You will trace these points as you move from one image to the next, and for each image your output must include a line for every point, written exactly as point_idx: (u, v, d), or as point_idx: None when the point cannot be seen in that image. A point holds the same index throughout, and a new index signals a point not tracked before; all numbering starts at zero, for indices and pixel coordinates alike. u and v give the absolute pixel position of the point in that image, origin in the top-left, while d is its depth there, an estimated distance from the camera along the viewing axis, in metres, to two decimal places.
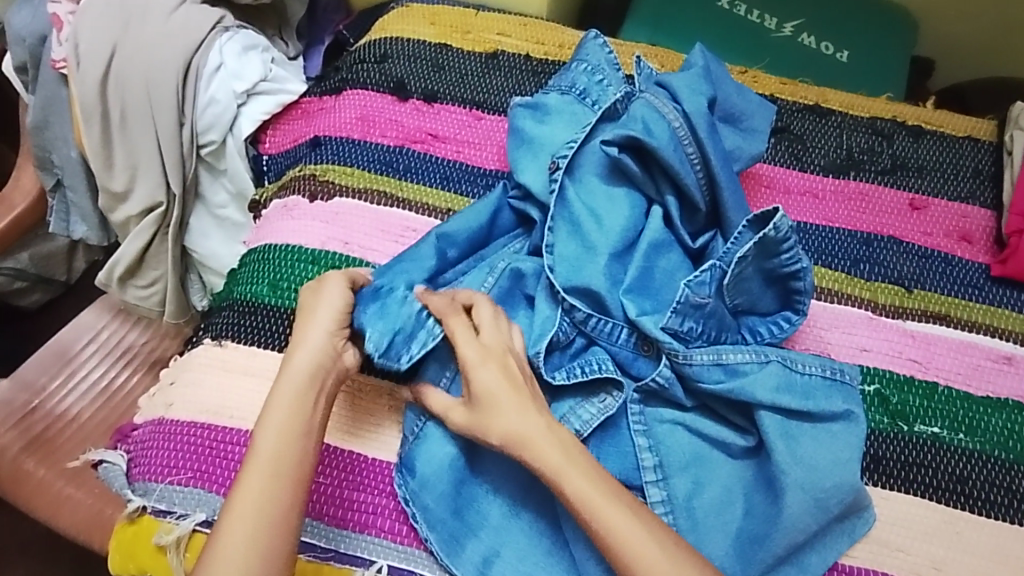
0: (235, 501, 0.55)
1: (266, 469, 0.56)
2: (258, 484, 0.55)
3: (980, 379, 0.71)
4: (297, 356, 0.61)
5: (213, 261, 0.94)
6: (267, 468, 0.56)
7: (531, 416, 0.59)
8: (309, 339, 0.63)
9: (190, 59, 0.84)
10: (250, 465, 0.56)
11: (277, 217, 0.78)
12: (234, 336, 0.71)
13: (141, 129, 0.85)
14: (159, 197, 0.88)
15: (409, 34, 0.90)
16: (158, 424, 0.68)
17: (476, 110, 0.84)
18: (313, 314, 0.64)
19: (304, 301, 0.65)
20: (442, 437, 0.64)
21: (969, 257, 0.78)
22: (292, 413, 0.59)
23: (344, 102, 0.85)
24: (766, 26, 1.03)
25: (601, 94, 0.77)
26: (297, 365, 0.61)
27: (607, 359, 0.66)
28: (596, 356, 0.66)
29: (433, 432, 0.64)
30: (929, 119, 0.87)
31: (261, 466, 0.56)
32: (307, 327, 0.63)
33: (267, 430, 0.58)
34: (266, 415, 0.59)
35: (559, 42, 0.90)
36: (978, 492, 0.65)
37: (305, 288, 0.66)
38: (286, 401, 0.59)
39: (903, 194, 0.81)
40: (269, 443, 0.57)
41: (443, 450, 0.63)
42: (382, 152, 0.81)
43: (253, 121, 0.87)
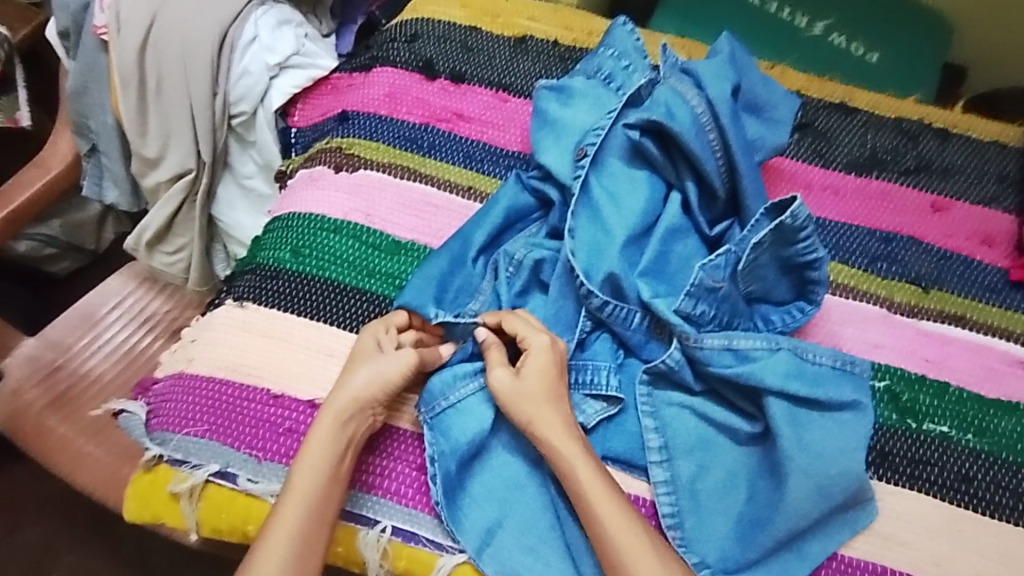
0: (274, 524, 0.58)
1: (303, 498, 0.59)
2: (295, 513, 0.59)
3: (993, 381, 0.70)
4: (336, 400, 0.63)
5: (238, 231, 0.96)
6: (300, 499, 0.59)
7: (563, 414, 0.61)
8: (345, 389, 0.63)
9: (226, 30, 0.86)
10: (289, 491, 0.59)
11: (303, 186, 0.80)
12: (255, 298, 0.73)
13: (176, 97, 0.87)
14: (189, 164, 0.90)
15: (441, 16, 0.91)
16: (179, 378, 0.70)
17: (502, 92, 0.85)
18: (360, 361, 0.65)
19: (365, 348, 0.66)
20: (480, 413, 0.65)
21: (989, 260, 0.77)
22: (330, 454, 0.61)
23: (373, 79, 0.87)
24: (797, 25, 1.02)
25: (627, 80, 0.78)
26: (336, 408, 0.62)
27: (605, 358, 0.67)
28: (602, 346, 0.68)
29: (469, 405, 0.65)
30: (956, 121, 0.87)
31: (299, 498, 0.59)
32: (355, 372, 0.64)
33: (303, 463, 0.60)
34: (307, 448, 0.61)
35: (587, 29, 0.91)
36: (984, 492, 0.65)
37: (369, 336, 0.66)
38: (324, 440, 0.61)
39: (925, 194, 0.81)
40: (304, 480, 0.59)
41: (479, 423, 0.65)
42: (407, 129, 0.82)
43: (283, 94, 0.89)
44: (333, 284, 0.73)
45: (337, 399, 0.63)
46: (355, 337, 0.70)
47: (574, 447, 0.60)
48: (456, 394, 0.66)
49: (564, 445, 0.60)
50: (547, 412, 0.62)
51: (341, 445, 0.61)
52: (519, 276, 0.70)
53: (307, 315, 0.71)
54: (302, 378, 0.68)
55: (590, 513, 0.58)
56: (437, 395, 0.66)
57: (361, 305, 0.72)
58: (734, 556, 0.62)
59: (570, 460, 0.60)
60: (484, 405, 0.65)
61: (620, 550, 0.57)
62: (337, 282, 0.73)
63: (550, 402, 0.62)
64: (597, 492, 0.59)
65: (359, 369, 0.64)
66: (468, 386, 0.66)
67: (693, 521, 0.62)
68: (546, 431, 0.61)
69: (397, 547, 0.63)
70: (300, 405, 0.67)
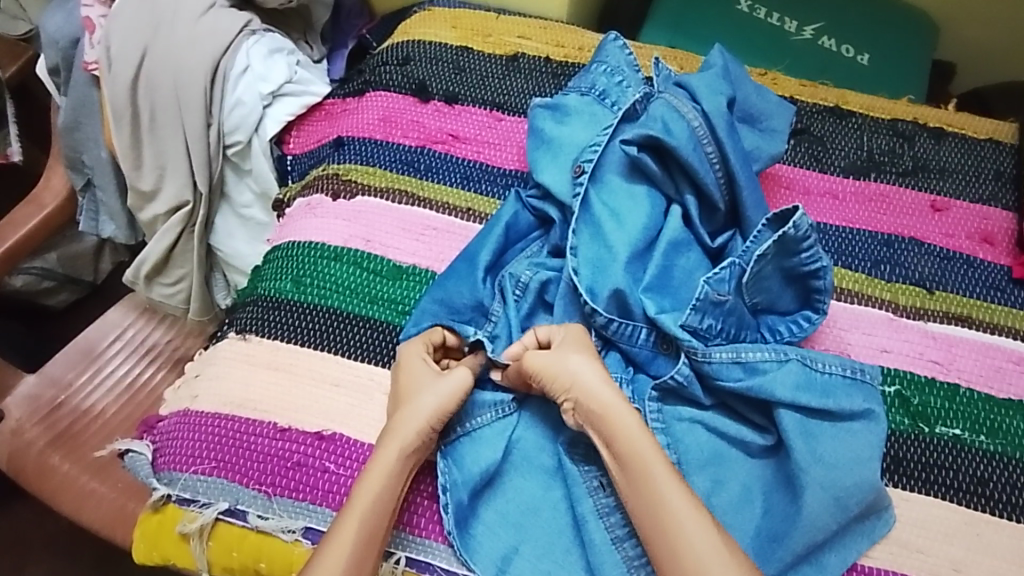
0: (334, 535, 0.57)
1: (361, 514, 0.58)
2: (352, 530, 0.57)
3: (1001, 381, 0.70)
4: (398, 425, 0.62)
5: (237, 260, 0.96)
6: (359, 515, 0.57)
7: (605, 402, 0.60)
8: (409, 411, 0.62)
9: (217, 61, 0.85)
10: (348, 505, 0.58)
11: (301, 215, 0.80)
12: (258, 331, 0.72)
13: (169, 130, 0.87)
14: (186, 196, 0.90)
15: (432, 37, 0.92)
16: (184, 416, 0.70)
17: (496, 111, 0.85)
18: (416, 385, 0.64)
19: (416, 371, 0.65)
20: (495, 441, 0.65)
21: (991, 258, 0.77)
22: (395, 474, 0.60)
23: (367, 104, 0.87)
24: (786, 30, 1.03)
25: (621, 95, 0.77)
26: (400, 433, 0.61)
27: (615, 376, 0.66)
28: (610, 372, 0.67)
29: (482, 434, 0.65)
30: (949, 121, 0.87)
31: (358, 514, 0.58)
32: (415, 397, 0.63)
33: (370, 476, 0.59)
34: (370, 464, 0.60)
35: (579, 44, 0.91)
36: (998, 493, 0.65)
37: (415, 356, 0.66)
38: (385, 459, 0.60)
39: (924, 195, 0.81)
40: (368, 496, 0.58)
41: (494, 452, 0.64)
42: (403, 153, 0.82)
43: (279, 122, 0.89)
44: (336, 312, 0.72)
45: (403, 424, 0.62)
46: (360, 365, 0.70)
47: (631, 416, 0.59)
48: (473, 421, 0.66)
49: (622, 413, 0.59)
50: (590, 368, 0.62)
51: (403, 470, 0.60)
52: (524, 299, 0.70)
53: (312, 345, 0.71)
54: (308, 409, 0.67)
55: (648, 481, 0.57)
56: (455, 422, 0.66)
57: (366, 332, 0.71)
58: None
59: (625, 431, 0.59)
60: (500, 432, 0.65)
61: (688, 537, 0.54)
62: (339, 310, 0.72)
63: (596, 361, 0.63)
64: (655, 462, 0.57)
65: (421, 393, 0.63)
66: (487, 414, 0.66)
67: None
68: (604, 406, 0.60)
69: None
70: (307, 437, 0.66)
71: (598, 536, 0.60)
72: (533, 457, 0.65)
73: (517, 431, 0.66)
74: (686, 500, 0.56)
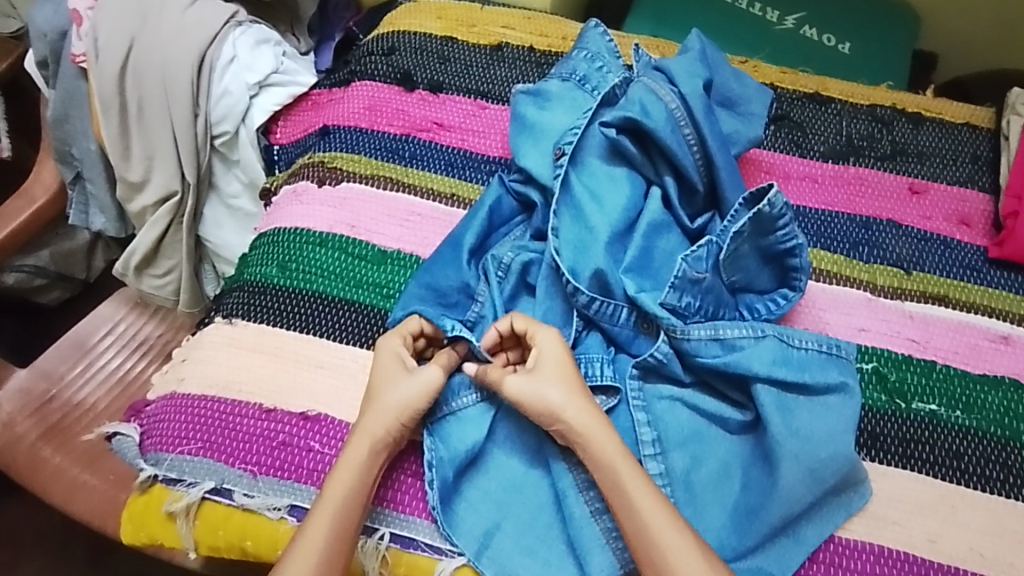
0: (304, 535, 0.58)
1: (334, 511, 0.59)
2: (323, 528, 0.58)
3: (977, 358, 0.71)
4: (365, 425, 0.62)
5: (226, 250, 0.97)
6: (330, 513, 0.59)
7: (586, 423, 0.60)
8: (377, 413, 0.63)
9: (204, 51, 0.86)
10: (321, 503, 0.60)
11: (288, 203, 0.81)
12: (244, 315, 0.73)
13: (157, 120, 0.88)
14: (175, 186, 0.91)
15: (417, 28, 0.93)
16: (171, 399, 0.70)
17: (480, 99, 0.86)
18: (384, 383, 0.64)
19: (385, 366, 0.65)
20: (482, 422, 0.66)
21: (967, 240, 0.78)
22: (363, 469, 0.61)
23: (353, 93, 0.88)
24: (768, 19, 1.04)
25: (601, 81, 0.78)
26: (368, 430, 0.62)
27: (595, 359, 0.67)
28: (589, 353, 0.68)
29: (473, 416, 0.66)
30: (927, 106, 0.88)
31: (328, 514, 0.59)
32: (388, 395, 0.63)
33: (338, 475, 0.60)
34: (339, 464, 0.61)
35: (562, 34, 0.92)
36: (974, 467, 0.66)
37: (388, 350, 0.66)
38: (352, 461, 0.61)
39: (902, 178, 0.82)
40: (338, 492, 0.60)
41: (479, 432, 0.65)
42: (388, 141, 0.83)
43: (265, 112, 0.89)
44: (320, 296, 0.73)
45: (371, 422, 0.62)
46: (344, 347, 0.70)
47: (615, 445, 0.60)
48: (457, 402, 0.66)
49: (600, 435, 0.60)
50: (565, 401, 0.61)
51: (371, 466, 0.61)
52: (507, 282, 0.71)
53: (297, 328, 0.72)
54: (294, 392, 0.68)
55: (624, 497, 0.58)
56: (441, 403, 0.66)
57: (350, 316, 0.72)
58: (733, 545, 0.62)
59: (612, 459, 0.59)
60: (484, 415, 0.66)
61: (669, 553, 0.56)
62: (324, 294, 0.73)
63: (574, 390, 0.62)
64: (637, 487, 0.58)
65: (388, 392, 0.63)
66: (471, 397, 0.66)
67: (690, 512, 0.63)
68: (589, 430, 0.60)
69: (395, 554, 0.63)
70: (292, 418, 0.67)
71: (578, 510, 0.61)
72: (515, 435, 0.66)
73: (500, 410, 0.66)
74: (664, 519, 0.57)
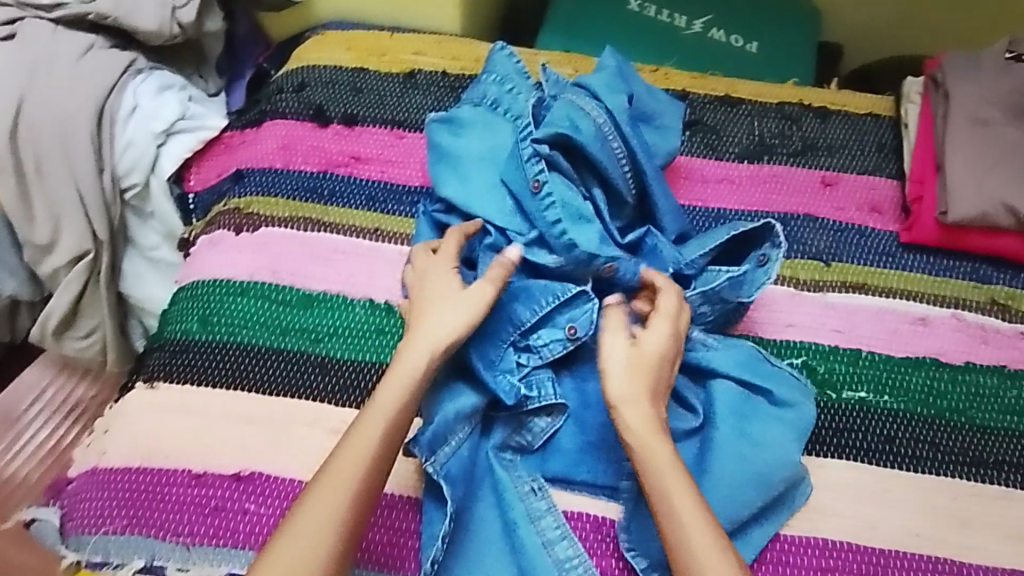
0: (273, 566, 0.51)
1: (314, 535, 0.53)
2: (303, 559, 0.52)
3: (898, 341, 0.74)
4: (353, 440, 0.57)
5: (151, 304, 0.93)
6: (309, 544, 0.52)
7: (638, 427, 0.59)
8: (435, 318, 0.62)
9: (102, 104, 0.83)
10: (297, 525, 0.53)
11: (205, 253, 0.78)
12: (165, 376, 0.70)
13: (59, 178, 0.83)
14: (88, 244, 0.86)
15: (326, 61, 0.91)
16: (93, 475, 0.67)
17: (396, 129, 0.85)
18: (439, 296, 0.64)
19: (441, 285, 0.65)
20: (462, 461, 0.63)
21: (880, 226, 0.81)
22: (353, 491, 0.55)
23: (265, 133, 0.86)
24: (677, 25, 1.06)
25: (513, 103, 0.78)
26: (357, 445, 0.57)
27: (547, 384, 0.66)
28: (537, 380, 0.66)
29: (457, 458, 0.63)
30: (830, 99, 0.92)
31: (312, 539, 0.52)
32: (433, 315, 0.63)
33: (323, 494, 0.54)
34: (326, 478, 0.55)
35: (474, 56, 0.92)
36: (905, 449, 0.68)
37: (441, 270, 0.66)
38: (342, 480, 0.55)
39: (814, 172, 0.85)
40: (320, 515, 0.53)
41: (461, 476, 0.63)
42: (305, 179, 0.81)
43: (175, 159, 0.86)
44: (246, 348, 0.71)
45: (363, 433, 0.57)
46: (274, 399, 0.68)
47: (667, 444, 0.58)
48: (448, 446, 0.63)
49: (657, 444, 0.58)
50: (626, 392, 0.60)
51: (364, 486, 0.55)
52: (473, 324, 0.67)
53: (224, 385, 0.69)
54: (224, 451, 0.66)
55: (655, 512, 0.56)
56: (435, 444, 0.63)
57: (279, 367, 0.70)
58: None
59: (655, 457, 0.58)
60: (463, 458, 0.63)
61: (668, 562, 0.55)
62: (250, 345, 0.71)
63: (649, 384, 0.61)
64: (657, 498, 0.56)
65: (439, 307, 0.63)
66: (458, 438, 0.64)
67: (637, 527, 0.62)
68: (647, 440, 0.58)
69: None
70: (224, 480, 0.64)
71: (529, 539, 0.61)
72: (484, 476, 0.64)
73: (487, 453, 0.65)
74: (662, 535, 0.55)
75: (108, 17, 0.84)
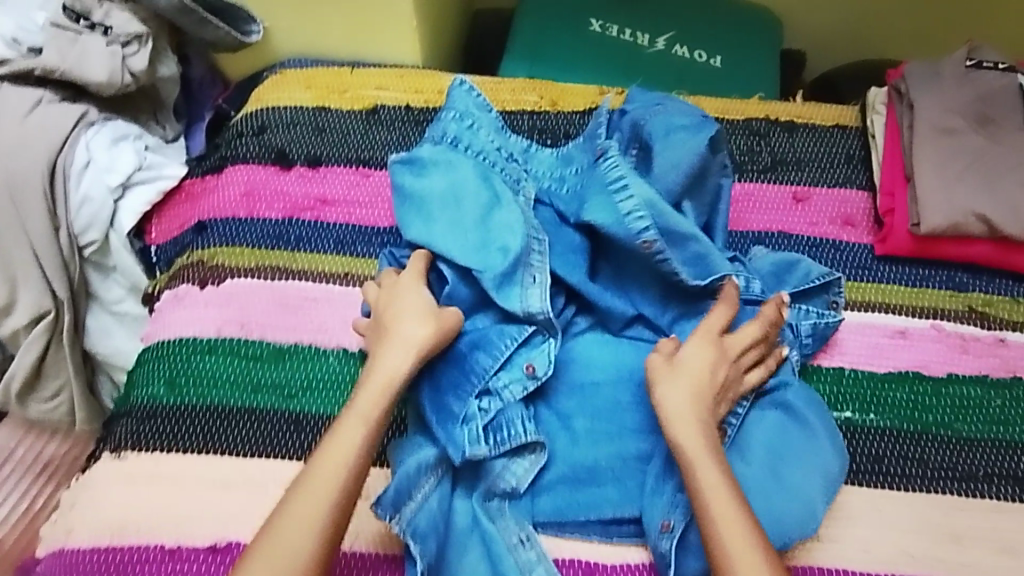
0: None
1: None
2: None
3: (880, 356, 0.74)
4: (317, 474, 0.56)
5: (120, 358, 0.90)
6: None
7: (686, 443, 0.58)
8: (404, 332, 0.63)
9: (54, 161, 0.80)
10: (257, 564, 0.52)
11: (169, 309, 0.76)
12: (133, 445, 0.67)
13: (11, 240, 0.80)
14: (47, 303, 0.82)
15: (286, 101, 0.89)
16: (58, 556, 0.63)
17: (362, 168, 0.83)
18: (410, 313, 0.65)
19: (408, 303, 0.65)
20: (434, 512, 0.61)
21: (854, 240, 0.81)
22: (319, 525, 0.54)
23: (226, 180, 0.84)
24: (640, 44, 1.06)
25: (474, 139, 0.76)
26: (319, 480, 0.55)
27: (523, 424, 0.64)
28: (511, 420, 0.64)
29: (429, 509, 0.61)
30: (798, 113, 0.92)
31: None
32: (398, 331, 0.63)
33: (285, 532, 0.53)
34: (289, 515, 0.54)
35: (437, 88, 0.91)
36: (894, 468, 0.68)
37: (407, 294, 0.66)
38: (305, 515, 0.54)
39: (785, 187, 0.84)
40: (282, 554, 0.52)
41: (435, 526, 0.61)
42: (271, 226, 0.79)
43: (134, 213, 0.84)
44: (218, 409, 0.69)
45: (322, 464, 0.56)
46: (249, 461, 0.66)
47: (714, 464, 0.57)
48: (417, 496, 0.61)
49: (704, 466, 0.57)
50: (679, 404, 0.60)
51: (330, 522, 0.54)
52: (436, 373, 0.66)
53: (196, 450, 0.67)
54: (198, 521, 0.63)
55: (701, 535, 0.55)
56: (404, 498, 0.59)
57: (253, 425, 0.68)
58: None
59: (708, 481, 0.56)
60: (436, 508, 0.61)
61: None
62: (222, 405, 0.69)
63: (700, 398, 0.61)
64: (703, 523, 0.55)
65: (407, 320, 0.64)
66: (426, 488, 0.61)
67: None
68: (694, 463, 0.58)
69: None
70: (198, 553, 0.62)
71: None
72: (468, 528, 0.62)
73: (459, 501, 0.63)
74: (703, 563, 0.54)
75: (57, 71, 0.81)
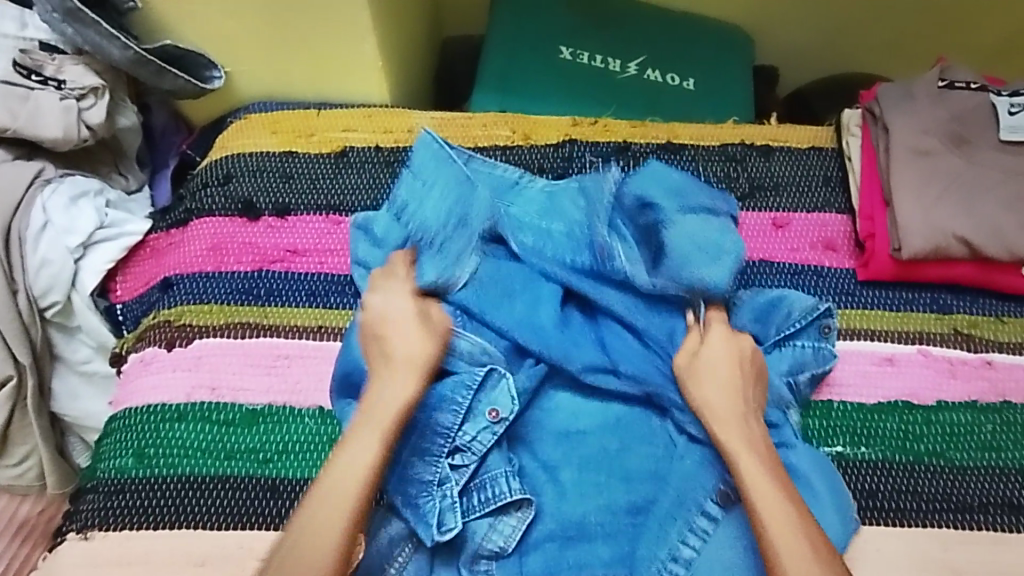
0: None
1: None
2: None
3: (869, 386, 0.72)
4: (325, 491, 0.55)
5: (89, 420, 0.87)
6: None
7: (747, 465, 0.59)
8: (398, 351, 0.63)
9: (8, 227, 0.78)
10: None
11: (136, 374, 0.73)
12: (100, 524, 0.64)
13: None
14: (8, 369, 0.79)
15: (251, 148, 0.87)
16: None
17: (332, 214, 0.81)
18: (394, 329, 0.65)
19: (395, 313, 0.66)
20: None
21: (836, 265, 0.80)
22: (326, 543, 0.53)
23: (191, 234, 0.81)
24: (612, 69, 1.05)
25: (428, 195, 0.75)
26: (330, 494, 0.55)
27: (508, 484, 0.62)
28: (496, 479, 0.63)
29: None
30: (774, 135, 0.90)
31: None
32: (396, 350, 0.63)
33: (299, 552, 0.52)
34: (300, 536, 0.53)
35: (407, 126, 0.88)
36: (889, 503, 0.67)
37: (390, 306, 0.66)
38: (317, 538, 0.53)
39: (765, 214, 0.83)
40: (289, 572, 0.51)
41: None
42: (239, 281, 0.77)
43: (98, 272, 0.81)
44: (189, 480, 0.66)
45: (327, 486, 0.55)
46: (224, 534, 0.63)
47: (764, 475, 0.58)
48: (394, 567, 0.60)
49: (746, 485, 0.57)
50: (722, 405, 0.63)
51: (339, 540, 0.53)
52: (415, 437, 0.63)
53: (168, 525, 0.64)
54: None
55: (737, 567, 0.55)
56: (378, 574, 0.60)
57: (228, 495, 0.65)
58: None
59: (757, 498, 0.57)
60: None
61: None
62: (194, 476, 0.66)
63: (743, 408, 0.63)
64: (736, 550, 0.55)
65: (400, 335, 0.64)
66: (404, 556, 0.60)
67: None
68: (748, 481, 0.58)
69: None
70: None
71: None
72: None
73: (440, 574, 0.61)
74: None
75: (7, 130, 0.78)
